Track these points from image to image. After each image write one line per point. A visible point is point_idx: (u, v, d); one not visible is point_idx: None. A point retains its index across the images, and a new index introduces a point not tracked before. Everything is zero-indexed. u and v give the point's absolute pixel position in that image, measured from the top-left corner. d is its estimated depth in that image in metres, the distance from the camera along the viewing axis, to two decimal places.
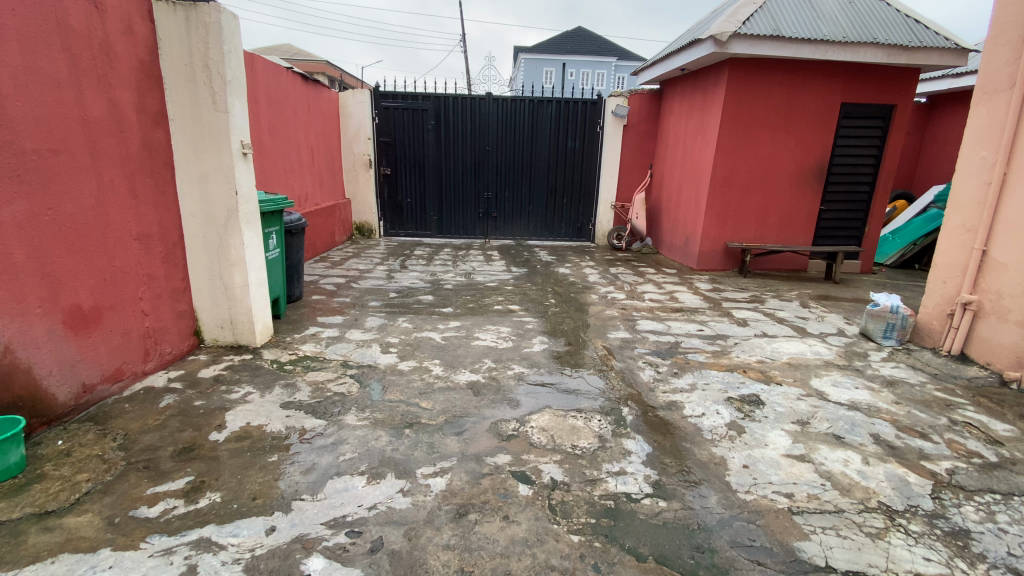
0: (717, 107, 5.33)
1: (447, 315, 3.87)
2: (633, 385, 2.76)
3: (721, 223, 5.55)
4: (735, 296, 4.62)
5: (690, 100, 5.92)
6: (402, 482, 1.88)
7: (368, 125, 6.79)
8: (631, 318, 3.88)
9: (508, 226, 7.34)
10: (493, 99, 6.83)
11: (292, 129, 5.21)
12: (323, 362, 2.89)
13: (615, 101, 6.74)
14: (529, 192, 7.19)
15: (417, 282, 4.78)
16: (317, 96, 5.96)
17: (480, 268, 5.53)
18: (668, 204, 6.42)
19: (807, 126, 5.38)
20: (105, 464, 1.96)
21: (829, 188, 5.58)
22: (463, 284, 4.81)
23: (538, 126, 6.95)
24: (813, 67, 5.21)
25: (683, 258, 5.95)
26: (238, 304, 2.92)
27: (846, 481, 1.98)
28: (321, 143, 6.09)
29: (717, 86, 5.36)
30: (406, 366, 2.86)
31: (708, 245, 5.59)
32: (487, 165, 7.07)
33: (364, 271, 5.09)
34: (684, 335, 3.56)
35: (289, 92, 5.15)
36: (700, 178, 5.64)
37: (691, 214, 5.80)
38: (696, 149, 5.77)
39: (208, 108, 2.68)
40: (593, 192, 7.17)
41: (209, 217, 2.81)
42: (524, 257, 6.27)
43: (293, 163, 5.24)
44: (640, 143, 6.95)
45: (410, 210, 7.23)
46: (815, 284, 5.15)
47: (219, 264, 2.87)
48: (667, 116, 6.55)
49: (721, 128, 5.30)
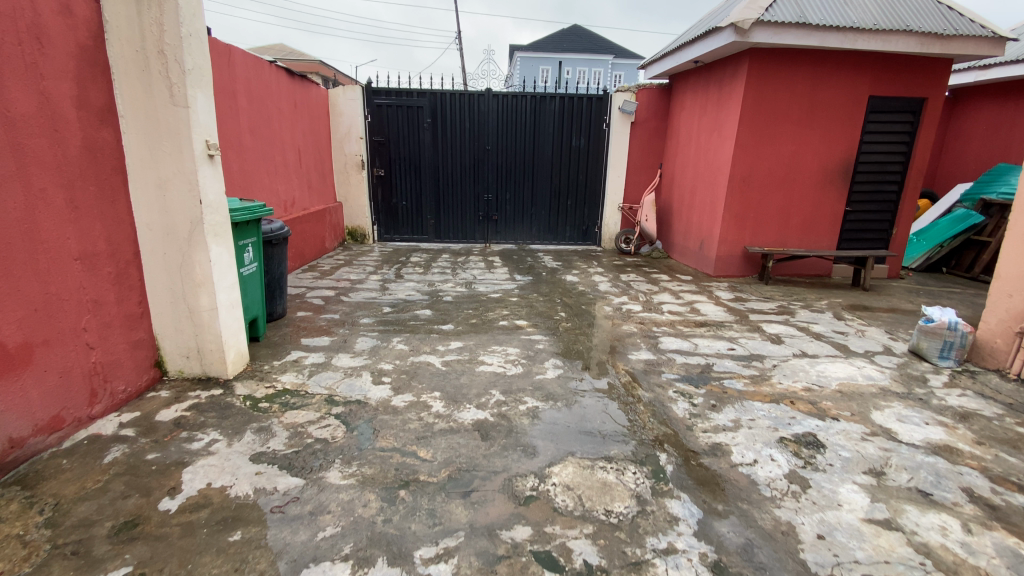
0: (736, 101, 4.94)
1: (448, 333, 3.46)
2: (667, 423, 2.36)
3: (740, 226, 5.16)
4: (762, 306, 4.23)
5: (704, 94, 5.53)
6: (396, 571, 1.48)
7: (360, 124, 6.38)
8: (652, 336, 3.48)
9: (510, 230, 6.94)
10: (493, 95, 6.43)
11: (276, 128, 4.79)
12: (305, 397, 2.48)
13: (622, 97, 6.36)
14: (532, 193, 6.79)
15: (413, 294, 4.36)
16: (305, 92, 5.55)
17: (481, 277, 5.12)
18: (680, 206, 6.03)
19: (833, 120, 4.99)
20: (24, 550, 1.55)
21: (855, 187, 5.20)
22: (464, 296, 4.40)
23: (540, 124, 6.55)
24: (839, 56, 4.82)
25: (697, 263, 5.56)
26: (205, 331, 2.52)
27: (950, 558, 1.59)
28: (309, 143, 5.66)
29: (735, 78, 4.96)
30: (401, 402, 2.44)
31: (727, 250, 5.20)
32: (487, 166, 6.67)
33: (355, 282, 4.68)
34: (714, 356, 3.17)
35: (273, 88, 4.74)
36: (717, 178, 5.24)
37: (706, 216, 5.41)
38: (711, 148, 5.37)
39: (166, 102, 2.27)
40: (599, 193, 6.78)
41: (169, 230, 2.40)
42: (528, 263, 5.87)
43: (278, 165, 4.82)
44: (649, 141, 6.55)
45: (405, 213, 6.82)
46: (844, 291, 4.77)
47: (182, 284, 2.46)
48: (678, 112, 6.16)
49: (741, 124, 4.91)
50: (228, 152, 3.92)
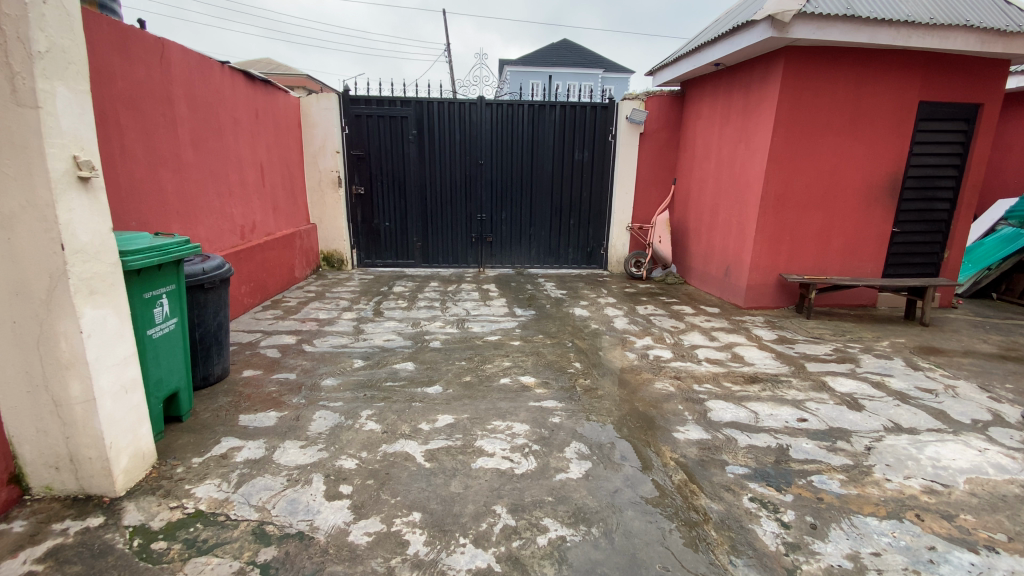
0: (769, 108, 4.26)
1: (434, 398, 2.67)
2: (757, 565, 1.60)
3: (774, 251, 4.45)
4: (816, 352, 3.50)
5: (727, 101, 4.86)
6: None
7: (336, 136, 5.64)
8: (697, 402, 2.72)
9: (506, 253, 6.21)
10: (486, 103, 5.73)
11: (230, 141, 4.03)
12: (224, 530, 1.70)
13: (630, 105, 5.69)
14: (530, 213, 6.08)
15: (392, 339, 3.57)
16: (269, 101, 4.81)
17: (474, 312, 4.34)
18: (698, 226, 5.33)
19: (878, 129, 4.33)
20: None
21: (903, 205, 4.53)
22: (453, 339, 3.60)
23: (539, 136, 5.86)
24: (887, 55, 4.18)
25: (723, 292, 4.85)
26: (80, 432, 1.74)
27: None
28: (274, 158, 4.90)
29: (766, 81, 4.29)
30: (362, 537, 1.66)
31: (759, 278, 4.49)
32: (480, 182, 5.95)
33: (323, 323, 3.88)
34: (784, 433, 2.42)
35: (227, 93, 3.98)
36: (744, 196, 4.55)
37: (732, 239, 4.71)
38: (737, 160, 4.69)
39: (4, 100, 1.51)
40: (605, 211, 6.08)
41: (18, 288, 1.62)
42: (528, 293, 5.12)
43: (233, 184, 4.05)
44: (660, 153, 5.87)
45: (389, 235, 6.05)
46: (901, 327, 4.07)
47: (42, 366, 1.68)
48: (694, 121, 5.48)
49: (775, 134, 4.23)
50: (160, 171, 3.16)
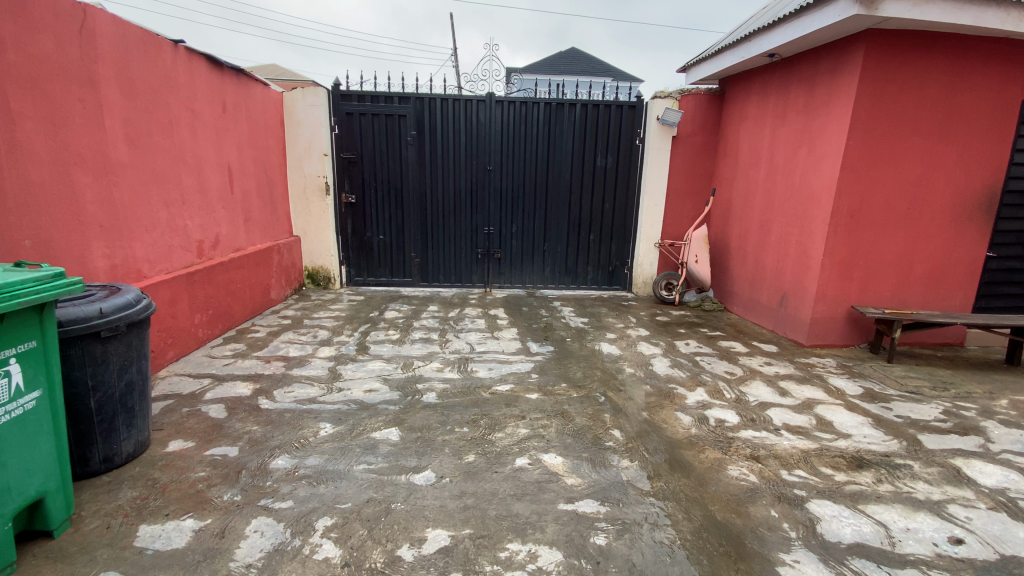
0: (842, 105, 3.50)
1: (424, 496, 1.88)
2: None
3: (845, 278, 3.67)
4: (923, 418, 2.70)
5: (782, 99, 4.10)
6: None
7: (324, 136, 4.91)
8: (795, 505, 1.92)
9: (516, 271, 5.45)
10: (496, 101, 5.00)
11: (187, 139, 3.30)
12: None
13: (662, 104, 4.94)
14: (545, 226, 5.32)
15: (376, 390, 2.78)
16: (244, 92, 4.08)
17: (480, 348, 3.55)
18: (743, 245, 4.55)
19: (974, 133, 3.56)
20: None
21: (999, 226, 3.74)
22: (453, 390, 2.81)
23: (557, 139, 5.12)
24: (989, 43, 3.41)
25: (778, 325, 4.07)
26: None
27: None
28: (249, 160, 4.16)
29: (840, 74, 3.53)
30: None
31: (825, 310, 3.71)
32: (488, 191, 5.21)
33: (291, 364, 3.10)
34: (941, 570, 1.62)
35: (183, 80, 3.25)
36: (807, 212, 3.77)
37: (790, 263, 3.93)
38: (796, 169, 3.91)
39: None
40: (630, 225, 5.33)
41: None
42: (543, 321, 4.34)
43: (189, 191, 3.31)
44: (695, 160, 5.10)
45: (383, 250, 5.29)
46: (1012, 378, 3.26)
47: None
48: (737, 123, 4.71)
49: (851, 138, 3.46)
50: (73, 171, 2.42)
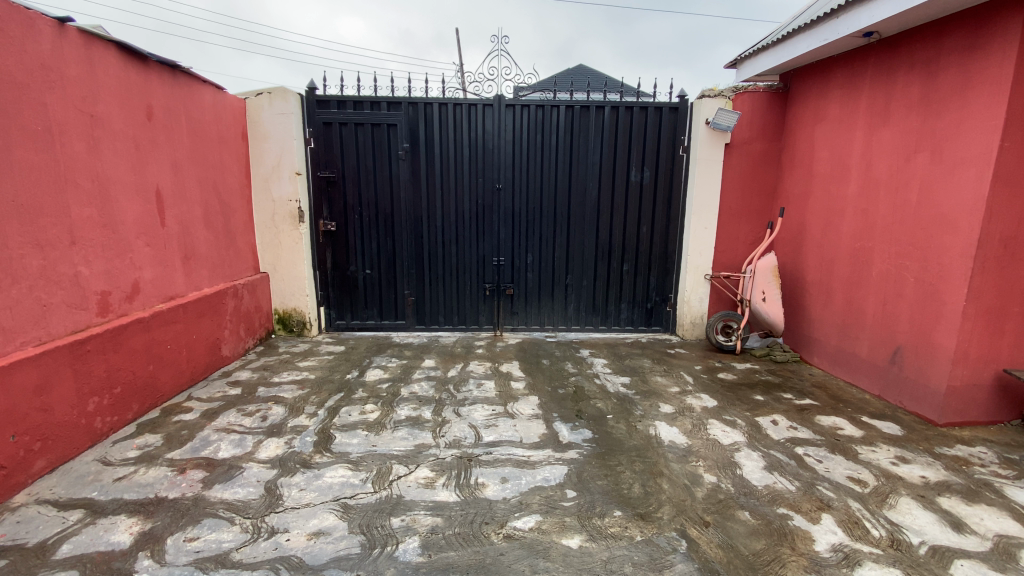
0: (988, 94, 2.50)
1: None
2: None
3: (995, 334, 2.65)
4: None
5: (883, 92, 3.12)
6: None
7: (296, 152, 4.00)
8: None
9: (533, 310, 4.47)
10: (506, 106, 4.08)
11: (82, 154, 2.39)
12: None
13: (711, 105, 3.98)
14: (566, 255, 4.36)
15: (326, 535, 1.77)
16: (183, 94, 3.17)
17: (489, 436, 2.53)
18: (826, 280, 3.56)
19: None
20: None
21: None
22: (447, 531, 1.80)
23: (580, 149, 4.17)
24: None
25: (888, 390, 3.05)
26: None
27: None
28: (191, 181, 3.25)
29: (983, 51, 2.53)
30: None
31: (965, 377, 2.68)
32: (498, 214, 4.27)
33: (214, 477, 2.12)
34: None
35: (75, 74, 2.35)
36: (931, 241, 2.77)
37: (907, 309, 2.92)
38: (911, 183, 2.91)
39: None
40: (673, 253, 4.34)
41: None
42: (572, 382, 3.32)
43: (83, 225, 2.38)
44: (753, 172, 4.11)
45: (370, 287, 4.35)
46: None
47: None
48: (810, 125, 3.73)
49: (1007, 140, 2.45)
50: None
